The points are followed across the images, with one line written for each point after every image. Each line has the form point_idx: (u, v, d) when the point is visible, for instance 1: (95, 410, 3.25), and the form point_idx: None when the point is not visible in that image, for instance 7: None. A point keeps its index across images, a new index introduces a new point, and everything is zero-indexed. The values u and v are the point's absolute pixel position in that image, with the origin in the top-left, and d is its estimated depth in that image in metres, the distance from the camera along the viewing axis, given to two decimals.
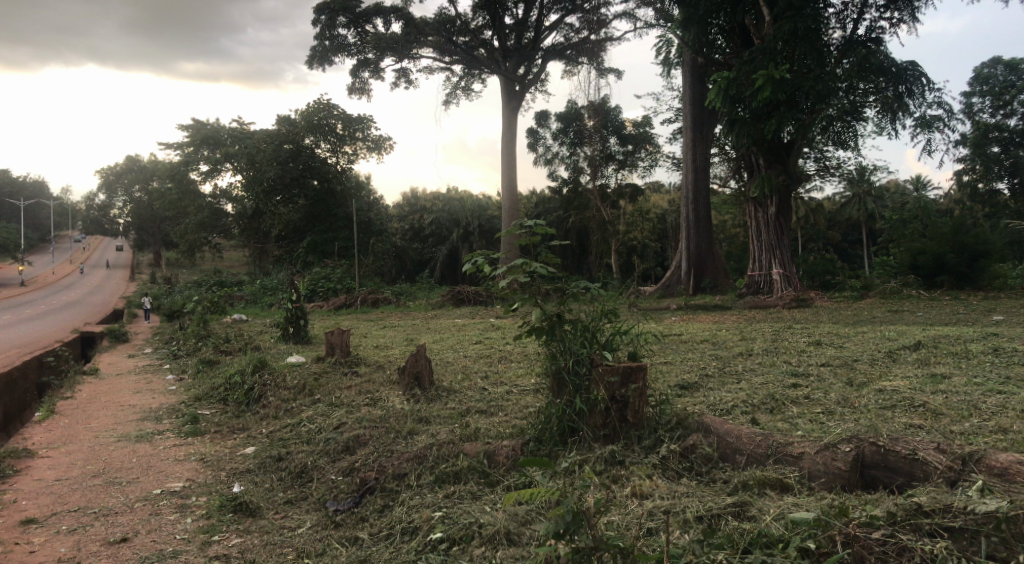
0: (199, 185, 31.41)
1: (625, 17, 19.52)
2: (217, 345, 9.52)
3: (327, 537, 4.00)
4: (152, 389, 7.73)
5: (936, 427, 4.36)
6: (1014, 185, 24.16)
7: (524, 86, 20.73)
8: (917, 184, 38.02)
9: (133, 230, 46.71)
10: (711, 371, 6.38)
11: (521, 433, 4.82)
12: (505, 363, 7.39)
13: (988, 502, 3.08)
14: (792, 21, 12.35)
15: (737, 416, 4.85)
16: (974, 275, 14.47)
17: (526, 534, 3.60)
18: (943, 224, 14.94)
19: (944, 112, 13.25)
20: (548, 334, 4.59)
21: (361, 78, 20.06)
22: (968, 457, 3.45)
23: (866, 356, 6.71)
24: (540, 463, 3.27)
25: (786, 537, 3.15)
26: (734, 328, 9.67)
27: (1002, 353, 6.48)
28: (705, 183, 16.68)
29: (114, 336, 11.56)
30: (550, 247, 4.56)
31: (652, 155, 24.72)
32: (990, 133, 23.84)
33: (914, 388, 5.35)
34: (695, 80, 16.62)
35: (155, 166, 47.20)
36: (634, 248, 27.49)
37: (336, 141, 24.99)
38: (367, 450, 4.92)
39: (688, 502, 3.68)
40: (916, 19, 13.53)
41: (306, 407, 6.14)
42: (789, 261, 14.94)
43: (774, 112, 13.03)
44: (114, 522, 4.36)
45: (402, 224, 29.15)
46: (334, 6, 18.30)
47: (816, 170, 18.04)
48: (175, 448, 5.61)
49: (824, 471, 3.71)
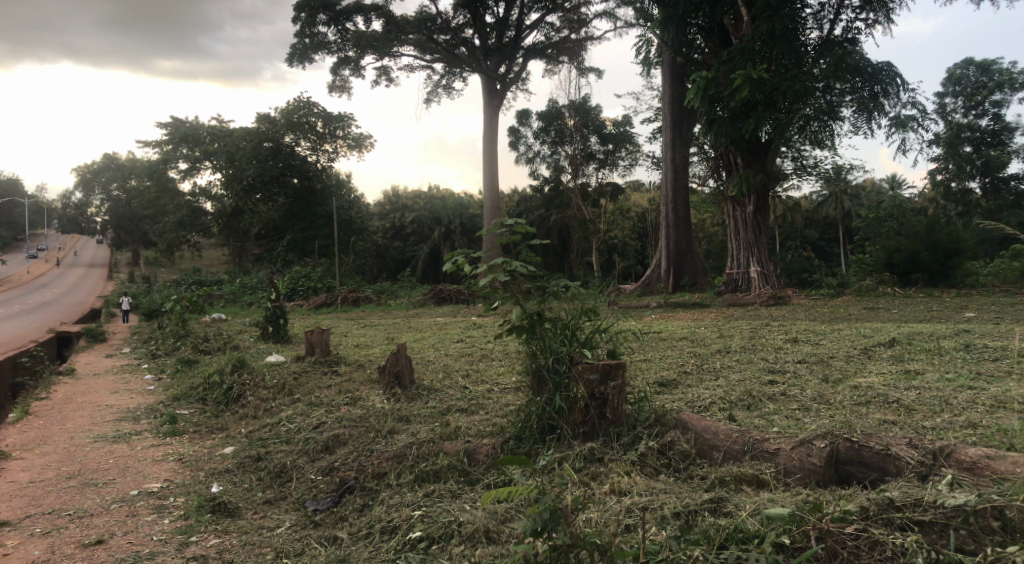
0: (178, 183, 31.04)
1: (605, 17, 19.54)
2: (196, 345, 9.45)
3: (306, 537, 3.99)
4: (129, 389, 7.65)
5: (910, 422, 4.44)
6: (986, 184, 24.52)
7: (505, 84, 20.70)
8: (892, 184, 38.35)
9: (109, 228, 46.19)
10: (689, 368, 6.43)
11: (501, 431, 4.84)
12: (487, 361, 7.42)
13: (956, 496, 3.14)
14: (770, 22, 12.40)
15: (715, 412, 4.90)
16: (947, 273, 14.66)
17: (506, 531, 3.63)
18: (917, 223, 15.15)
19: (919, 111, 13.38)
20: (528, 333, 4.58)
21: (341, 76, 19.93)
22: (939, 453, 3.54)
23: (842, 353, 6.78)
24: (519, 462, 3.26)
25: (762, 533, 3.19)
26: (712, 326, 9.74)
27: (973, 349, 6.58)
28: (685, 182, 16.75)
29: (92, 336, 11.45)
30: (530, 245, 4.52)
31: (632, 154, 24.90)
32: (962, 132, 24.41)
33: (888, 384, 5.42)
34: (674, 79, 16.68)
35: (132, 164, 46.67)
36: (615, 247, 27.61)
37: (316, 139, 25.22)
38: (347, 450, 4.91)
39: (666, 499, 3.72)
40: (891, 20, 13.65)
41: (286, 406, 6.12)
42: (766, 259, 15.06)
43: (752, 111, 13.13)
44: (90, 524, 4.32)
45: (383, 223, 29.04)
46: (314, 4, 18.15)
47: (794, 169, 18.22)
48: (153, 449, 5.55)
49: (799, 467, 3.75)
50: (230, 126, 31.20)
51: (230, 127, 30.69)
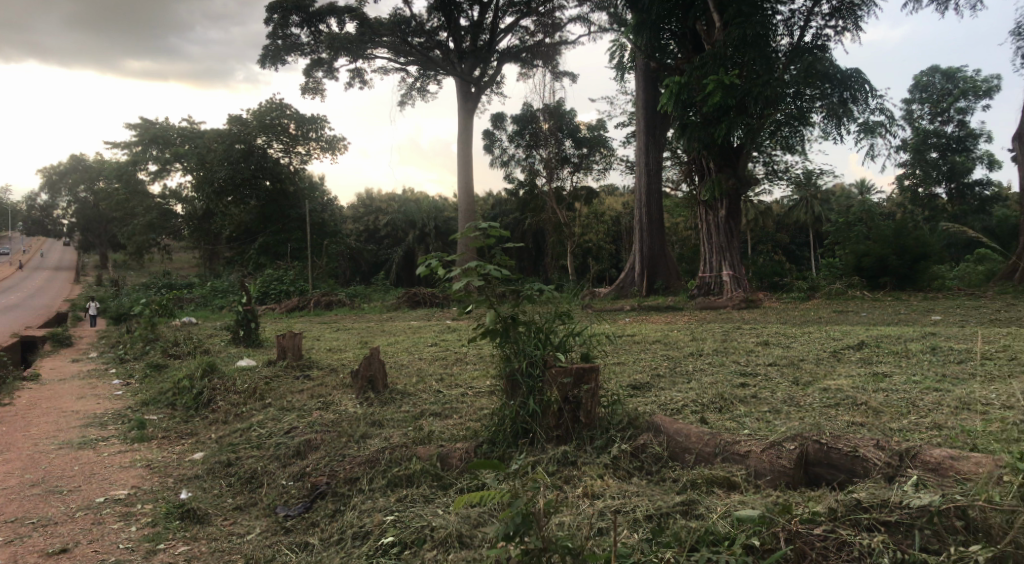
0: (147, 185, 30.58)
1: (579, 21, 19.64)
2: (165, 349, 9.31)
3: (276, 543, 3.94)
4: (96, 394, 7.51)
5: (878, 425, 4.50)
6: (951, 190, 25.01)
7: (479, 88, 20.70)
8: (862, 189, 38.91)
9: (76, 230, 45.37)
10: (663, 371, 6.47)
11: (474, 435, 4.83)
12: (461, 365, 7.39)
13: (921, 496, 3.20)
14: (742, 28, 12.56)
15: (687, 415, 4.93)
16: (914, 277, 14.92)
17: (478, 536, 3.61)
18: (885, 227, 15.40)
19: (886, 118, 13.62)
20: (501, 337, 4.57)
21: (315, 78, 19.79)
22: (905, 454, 3.60)
23: (812, 356, 6.87)
24: (492, 466, 3.25)
25: (733, 535, 3.22)
26: (685, 329, 9.81)
27: (939, 352, 6.70)
28: (659, 186, 16.87)
29: (58, 340, 11.24)
30: (504, 249, 4.53)
31: (606, 158, 25.04)
32: (929, 139, 24.90)
33: (857, 387, 5.50)
34: (648, 84, 16.80)
35: (101, 165, 45.90)
36: (589, 250, 27.73)
37: (289, 141, 24.80)
38: (318, 455, 4.86)
39: (638, 502, 3.73)
40: (859, 28, 13.88)
41: (257, 411, 6.05)
42: (738, 263, 15.22)
43: (724, 116, 13.28)
44: (54, 532, 4.23)
45: (357, 226, 28.88)
46: (287, 5, 18.02)
47: (766, 173, 18.44)
48: (120, 455, 5.46)
49: (769, 469, 3.79)
50: (201, 127, 30.81)
51: (201, 129, 30.30)
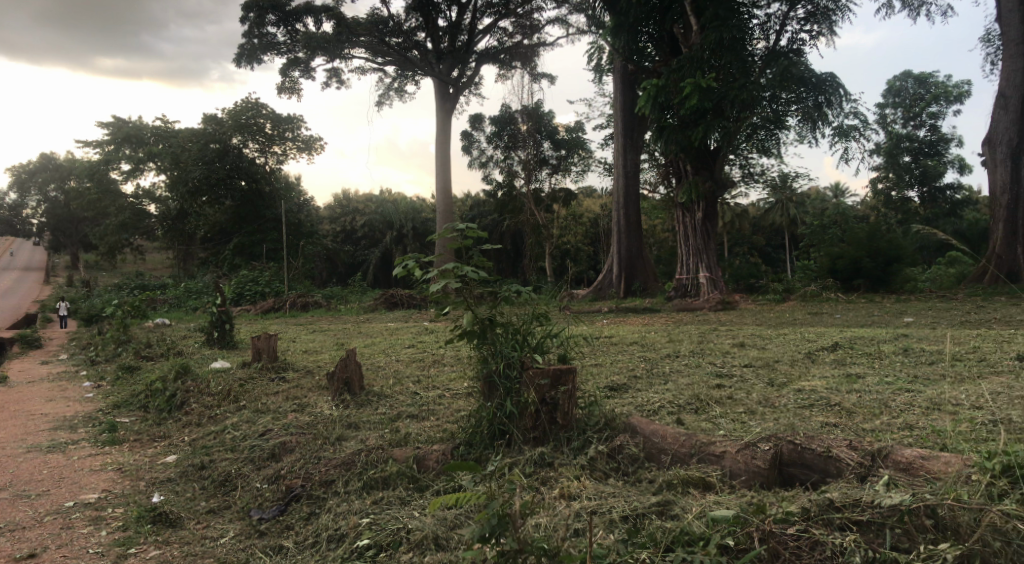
0: (120, 185, 30.14)
1: (557, 23, 19.71)
2: (138, 351, 9.19)
3: (250, 547, 3.90)
4: (66, 397, 7.38)
5: (851, 425, 4.56)
6: (923, 194, 25.41)
7: (458, 89, 20.68)
8: (836, 193, 39.39)
9: (47, 230, 44.61)
10: (639, 372, 6.49)
11: (451, 437, 4.81)
12: (438, 367, 7.36)
13: (892, 496, 3.24)
14: (718, 31, 12.67)
15: (664, 416, 4.95)
16: (887, 279, 15.11)
17: (454, 537, 3.59)
18: (859, 230, 15.60)
19: (860, 122, 13.81)
20: (478, 338, 4.56)
21: (291, 77, 19.65)
22: (876, 454, 3.64)
23: (787, 357, 6.94)
24: (468, 467, 3.24)
25: (707, 534, 3.23)
26: (662, 331, 9.85)
27: (911, 353, 6.80)
28: (636, 188, 16.96)
29: (26, 342, 11.03)
30: (482, 250, 4.51)
31: (585, 160, 25.14)
32: (901, 143, 25.32)
33: (831, 388, 5.55)
34: (625, 87, 16.89)
35: (72, 164, 45.18)
36: (567, 252, 27.80)
37: (265, 141, 24.62)
38: (293, 457, 4.82)
39: (614, 502, 3.74)
40: (833, 32, 14.06)
41: (231, 413, 5.98)
42: (715, 265, 15.34)
43: (701, 119, 13.38)
44: (21, 537, 4.14)
45: (334, 227, 28.70)
46: (263, 4, 17.87)
47: (742, 176, 18.62)
48: (90, 458, 5.36)
49: (744, 469, 3.83)
50: (176, 126, 30.44)
51: (176, 128, 29.95)
